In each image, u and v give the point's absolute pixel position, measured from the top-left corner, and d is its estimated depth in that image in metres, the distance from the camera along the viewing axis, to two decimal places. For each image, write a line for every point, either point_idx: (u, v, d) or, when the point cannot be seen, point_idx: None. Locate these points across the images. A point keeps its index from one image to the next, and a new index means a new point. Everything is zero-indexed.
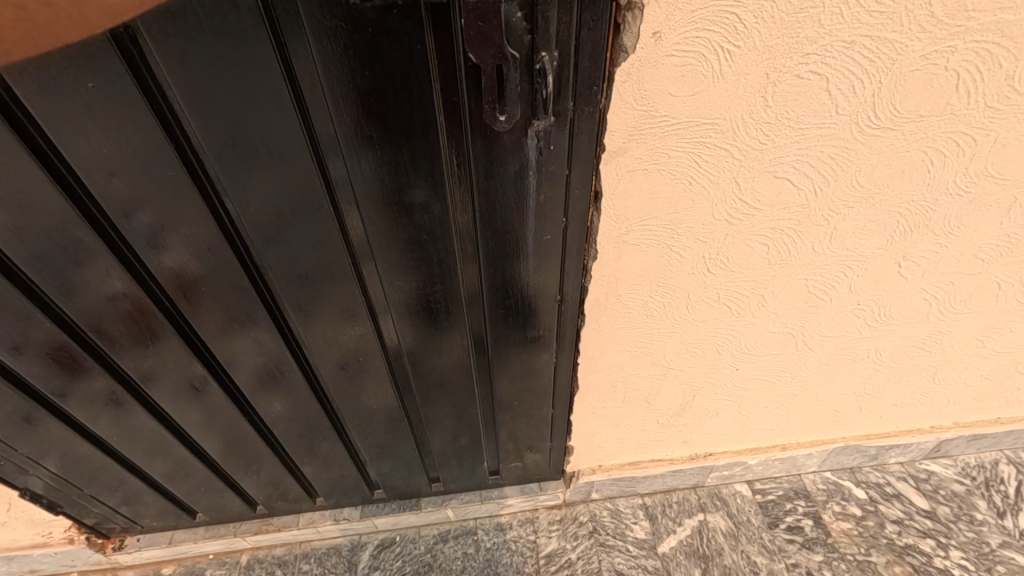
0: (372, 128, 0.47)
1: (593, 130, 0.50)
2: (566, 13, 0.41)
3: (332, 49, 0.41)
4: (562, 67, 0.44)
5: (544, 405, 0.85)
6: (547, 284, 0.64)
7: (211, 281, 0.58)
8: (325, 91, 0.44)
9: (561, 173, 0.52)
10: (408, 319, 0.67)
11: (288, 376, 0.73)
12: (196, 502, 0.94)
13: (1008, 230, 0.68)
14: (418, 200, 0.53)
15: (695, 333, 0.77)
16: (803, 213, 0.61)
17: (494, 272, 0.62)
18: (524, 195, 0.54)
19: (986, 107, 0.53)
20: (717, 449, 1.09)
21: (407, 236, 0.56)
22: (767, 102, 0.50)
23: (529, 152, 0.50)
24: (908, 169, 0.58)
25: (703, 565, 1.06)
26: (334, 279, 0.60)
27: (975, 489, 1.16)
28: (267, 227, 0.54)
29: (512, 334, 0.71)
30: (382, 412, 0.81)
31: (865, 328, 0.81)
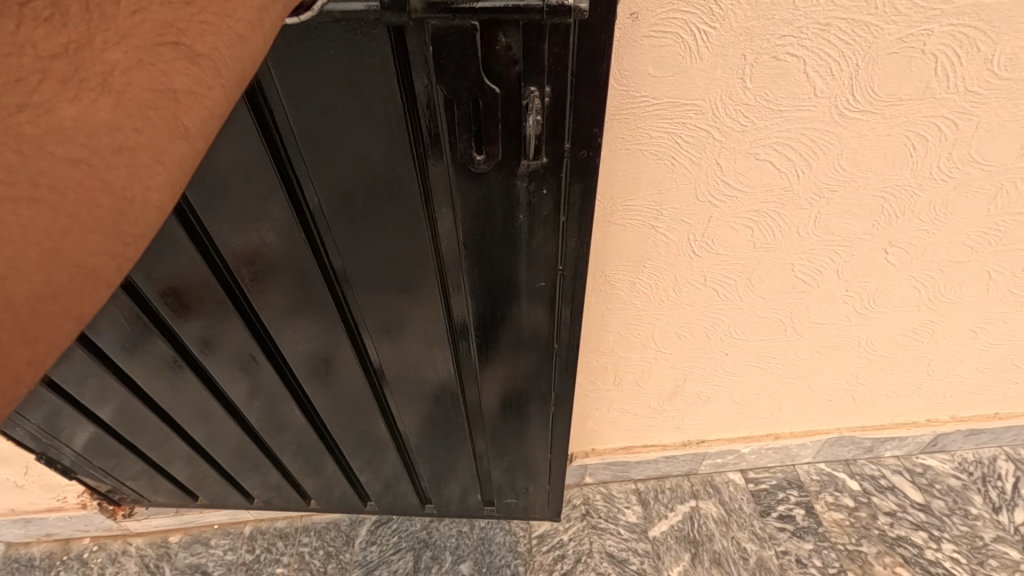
0: (350, 156, 0.46)
1: (587, 173, 0.47)
2: (559, 46, 0.39)
3: (310, 79, 0.41)
4: (555, 106, 0.42)
5: (540, 443, 0.83)
6: (535, 323, 0.62)
7: (192, 297, 0.58)
8: (301, 118, 0.43)
9: (550, 213, 0.50)
10: (393, 350, 0.65)
11: (273, 390, 0.72)
12: (197, 487, 0.96)
13: (995, 218, 0.68)
14: (397, 230, 0.52)
15: (684, 316, 0.79)
16: (787, 196, 0.62)
17: (484, 308, 0.60)
18: (514, 234, 0.52)
19: (967, 91, 0.54)
20: (710, 436, 1.10)
21: (386, 266, 0.55)
22: (745, 83, 0.51)
23: (519, 195, 0.48)
24: (891, 153, 0.59)
25: (693, 549, 1.08)
26: (317, 307, 0.60)
27: (971, 483, 1.16)
28: (245, 249, 0.53)
29: (507, 371, 0.69)
30: (368, 433, 0.80)
31: (854, 316, 0.82)
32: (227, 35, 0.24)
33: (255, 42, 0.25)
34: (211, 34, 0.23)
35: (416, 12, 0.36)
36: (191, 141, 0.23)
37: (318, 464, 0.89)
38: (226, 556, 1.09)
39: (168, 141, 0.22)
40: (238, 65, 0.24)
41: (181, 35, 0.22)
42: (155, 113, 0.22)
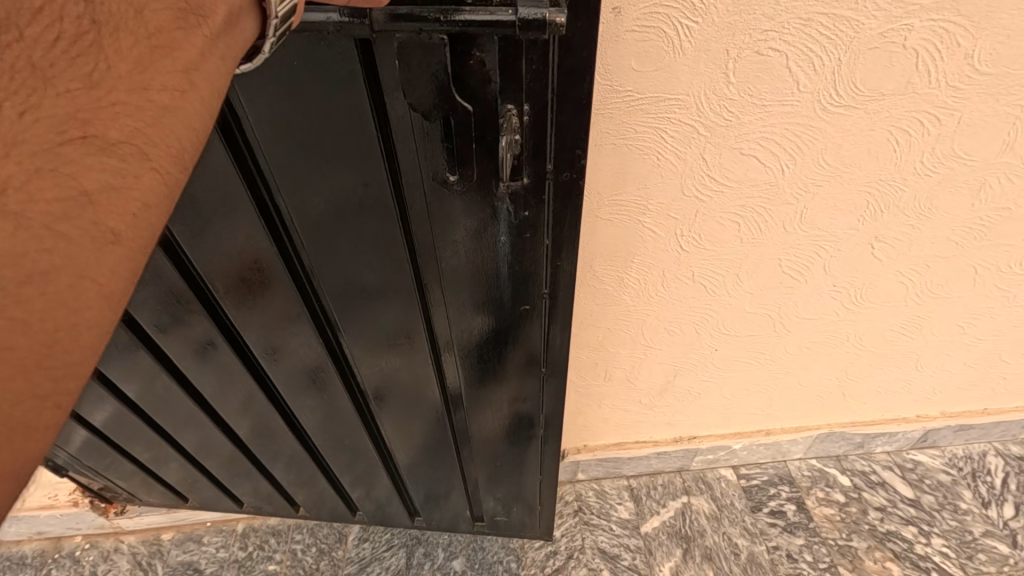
0: (326, 173, 0.45)
1: (569, 191, 0.47)
2: (538, 63, 0.38)
3: (282, 97, 0.41)
4: (535, 126, 0.41)
5: (528, 461, 0.82)
6: (519, 340, 0.61)
7: (168, 310, 0.58)
8: (275, 135, 0.43)
9: (532, 233, 0.50)
10: (375, 365, 0.65)
11: (256, 401, 0.72)
12: (187, 489, 0.96)
13: (979, 213, 0.69)
14: (375, 246, 0.51)
15: (673, 311, 0.79)
16: (773, 191, 0.63)
17: (466, 326, 0.60)
18: (495, 254, 0.52)
19: (949, 86, 0.55)
20: (701, 432, 1.11)
21: (365, 282, 0.55)
22: (729, 78, 0.51)
23: (500, 216, 0.48)
24: (874, 148, 0.59)
25: (685, 545, 1.09)
26: (296, 321, 0.59)
27: (961, 479, 1.17)
28: (221, 264, 0.53)
29: (492, 388, 0.69)
30: (354, 446, 0.80)
31: (842, 311, 0.83)
32: (147, 111, 0.25)
33: (189, 108, 0.26)
34: (132, 117, 0.25)
35: (380, 25, 0.35)
36: (122, 243, 0.25)
37: (303, 473, 0.88)
38: (219, 553, 1.09)
39: (96, 246, 0.24)
40: (168, 144, 0.26)
41: (98, 127, 0.24)
42: (76, 221, 0.24)
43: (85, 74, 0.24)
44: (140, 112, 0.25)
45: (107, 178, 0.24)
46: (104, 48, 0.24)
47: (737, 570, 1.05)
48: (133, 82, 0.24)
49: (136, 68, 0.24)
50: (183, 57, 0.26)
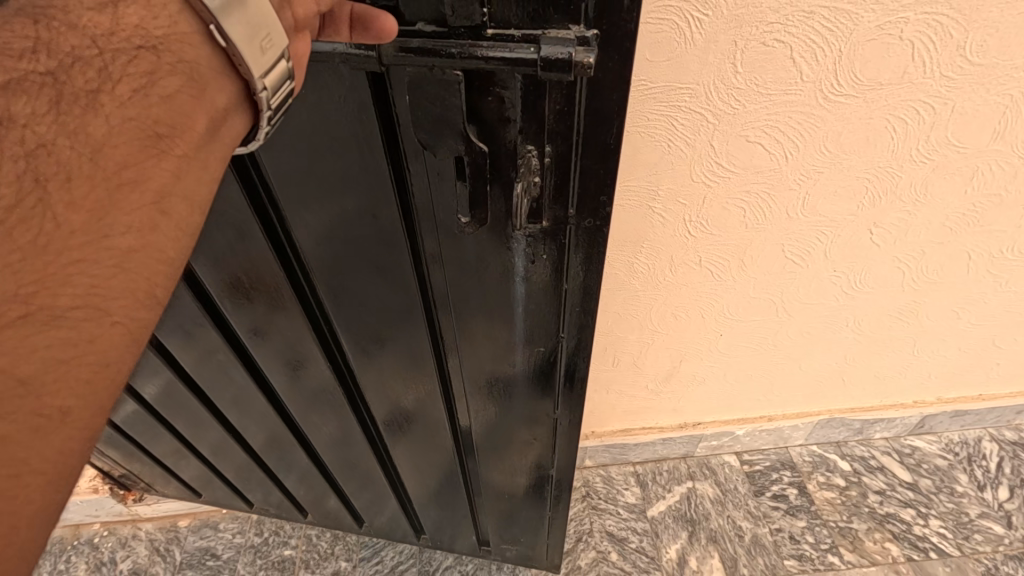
0: (339, 210, 0.47)
1: (585, 238, 0.47)
2: (563, 103, 0.38)
3: (300, 139, 0.43)
4: (555, 167, 0.41)
5: (535, 491, 0.82)
6: (527, 376, 0.62)
7: (187, 321, 0.61)
8: (293, 174, 0.45)
9: (546, 275, 0.50)
10: (384, 387, 0.67)
11: (266, 412, 0.75)
12: (199, 485, 0.99)
13: (972, 199, 0.72)
14: (387, 279, 0.53)
15: (680, 296, 0.82)
16: (776, 177, 0.66)
17: (476, 361, 0.61)
18: (507, 293, 0.53)
19: (942, 76, 0.58)
20: (705, 419, 1.14)
21: (374, 310, 0.57)
22: (737, 68, 0.55)
23: (515, 259, 0.49)
24: (872, 135, 0.63)
25: (690, 528, 1.12)
26: (308, 340, 0.62)
27: (957, 463, 1.20)
28: (237, 281, 0.56)
29: (501, 420, 0.69)
30: (362, 461, 0.82)
31: (842, 296, 0.86)
32: (111, 256, 0.26)
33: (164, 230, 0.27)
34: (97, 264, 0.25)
35: (388, 56, 0.35)
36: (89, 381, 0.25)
37: (310, 484, 0.91)
38: (235, 539, 1.11)
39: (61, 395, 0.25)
40: (129, 294, 0.26)
41: (43, 299, 0.24)
42: (14, 415, 0.23)
43: (31, 235, 0.24)
44: (101, 261, 0.25)
45: (53, 352, 0.24)
46: (53, 205, 0.24)
47: (741, 552, 1.08)
48: (90, 232, 0.25)
49: (102, 205, 0.25)
50: (153, 186, 0.27)
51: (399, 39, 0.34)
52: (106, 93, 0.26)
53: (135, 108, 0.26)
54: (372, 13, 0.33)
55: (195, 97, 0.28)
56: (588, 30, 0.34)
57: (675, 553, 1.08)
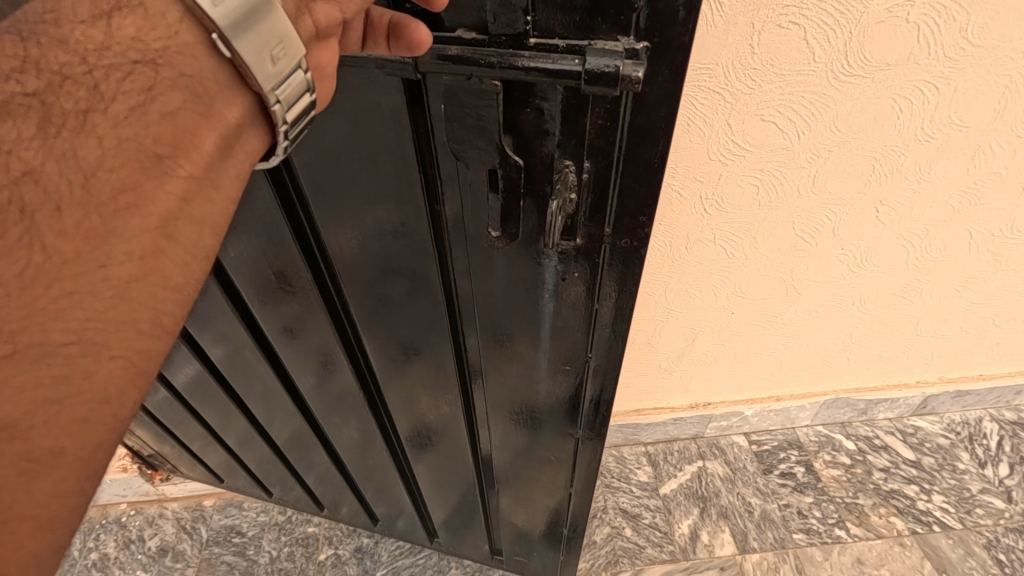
0: (372, 217, 0.49)
1: (620, 258, 0.47)
2: (607, 120, 0.37)
3: (339, 148, 0.44)
4: (593, 184, 0.41)
5: (551, 508, 0.81)
6: (549, 391, 0.62)
7: (219, 315, 0.64)
8: (330, 181, 0.47)
9: (576, 291, 0.50)
10: (407, 393, 0.69)
11: (289, 408, 0.77)
12: (223, 472, 1.02)
13: (973, 178, 0.76)
14: (415, 286, 0.55)
15: (694, 273, 0.86)
16: (788, 156, 0.70)
17: (499, 373, 0.62)
18: (535, 308, 0.53)
19: (945, 58, 0.62)
20: (715, 399, 1.17)
21: (400, 316, 0.58)
22: (754, 49, 0.58)
23: (544, 274, 0.49)
24: (880, 115, 0.67)
25: (701, 504, 1.15)
26: (334, 342, 0.64)
27: (959, 442, 1.24)
28: (269, 280, 0.59)
29: (521, 435, 0.69)
30: (380, 463, 0.84)
31: (849, 274, 0.90)
32: (112, 287, 0.27)
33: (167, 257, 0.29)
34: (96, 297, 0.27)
35: (425, 64, 0.36)
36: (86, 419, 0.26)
37: (328, 480, 0.93)
38: (259, 517, 1.14)
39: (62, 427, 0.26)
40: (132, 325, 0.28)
41: (31, 334, 0.25)
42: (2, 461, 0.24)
43: (18, 268, 0.25)
44: (102, 292, 0.27)
45: (42, 392, 0.25)
46: (45, 230, 0.26)
47: (751, 526, 1.11)
48: (87, 260, 0.26)
49: (101, 229, 0.27)
50: (156, 211, 0.28)
51: (436, 48, 0.35)
52: (100, 112, 0.27)
53: (134, 126, 0.27)
54: (405, 23, 0.34)
55: (199, 113, 0.29)
56: (638, 42, 0.34)
57: (687, 529, 1.11)
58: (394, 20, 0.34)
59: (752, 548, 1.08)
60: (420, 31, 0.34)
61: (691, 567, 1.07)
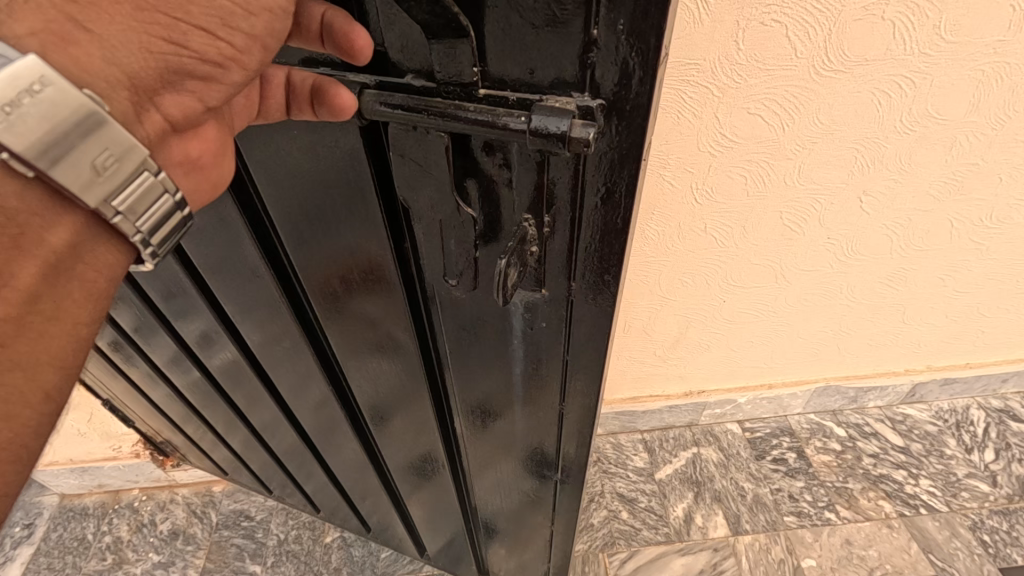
0: (345, 255, 0.48)
1: (591, 312, 0.45)
2: (569, 176, 0.36)
3: (313, 187, 0.44)
4: (555, 238, 0.40)
5: (533, 539, 0.80)
6: (525, 433, 0.61)
7: (209, 332, 0.65)
8: (305, 216, 0.47)
9: (548, 341, 0.49)
10: (387, 422, 0.68)
11: (279, 422, 0.78)
12: (226, 466, 1.04)
13: (952, 168, 0.80)
14: (389, 324, 0.54)
15: (686, 261, 0.89)
16: (775, 147, 0.73)
17: (475, 409, 0.60)
18: (507, 353, 0.52)
19: (921, 53, 0.65)
20: (710, 386, 1.21)
21: (377, 351, 0.58)
22: (739, 46, 0.62)
23: (512, 319, 0.48)
24: (861, 108, 0.70)
25: (696, 489, 1.18)
26: (318, 366, 0.64)
27: (947, 429, 1.27)
28: (251, 306, 0.59)
29: (501, 470, 0.68)
30: (368, 481, 0.84)
31: (837, 263, 0.93)
32: None
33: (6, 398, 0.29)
34: None
35: (371, 110, 0.36)
36: None
37: (319, 488, 0.93)
38: (268, 502, 1.17)
39: None
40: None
41: None
42: None
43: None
44: None
45: None
46: None
47: (744, 509, 1.15)
48: None
49: None
50: None
51: (379, 93, 0.35)
52: None
53: None
54: (329, 88, 0.35)
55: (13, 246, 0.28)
56: (593, 100, 0.32)
57: (682, 512, 1.15)
58: (319, 84, 0.36)
59: (744, 530, 1.12)
60: (341, 95, 0.35)
61: (685, 548, 1.10)
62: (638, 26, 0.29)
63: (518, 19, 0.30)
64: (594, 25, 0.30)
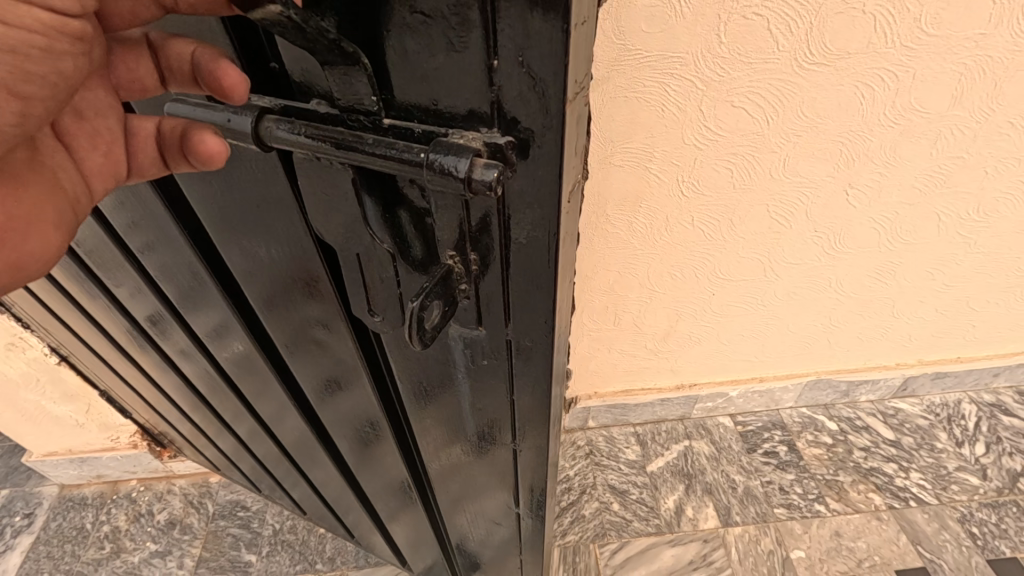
0: (283, 280, 0.46)
1: (532, 356, 0.41)
2: (490, 216, 0.31)
3: (241, 211, 0.41)
4: (483, 281, 0.35)
5: (506, 557, 0.78)
6: (482, 463, 0.58)
7: (180, 339, 0.65)
8: (240, 239, 0.45)
9: (492, 379, 0.45)
10: (352, 439, 0.66)
11: (257, 427, 0.78)
12: (216, 461, 1.06)
13: (938, 161, 0.80)
14: (335, 348, 0.51)
15: (675, 254, 0.90)
16: (760, 140, 0.74)
17: (430, 435, 0.58)
18: (452, 387, 0.48)
19: (903, 46, 0.66)
20: (701, 380, 1.22)
21: (330, 373, 0.56)
22: (721, 39, 0.63)
23: (453, 356, 0.44)
24: (844, 101, 0.71)
25: (687, 481, 1.19)
26: (280, 381, 0.63)
27: (938, 423, 1.28)
28: (213, 318, 0.58)
29: (464, 494, 0.66)
30: (342, 492, 0.83)
31: (825, 256, 0.94)
32: None
33: None
34: None
35: (265, 135, 0.31)
36: None
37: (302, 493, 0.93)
38: None
39: None
40: None
41: None
42: None
43: None
44: None
45: None
46: None
47: (734, 501, 1.16)
48: None
49: None
50: None
51: (281, 118, 0.30)
52: None
53: None
54: (199, 132, 0.33)
55: None
56: (502, 136, 0.28)
57: (672, 503, 1.16)
58: (188, 128, 0.33)
59: (734, 522, 1.13)
60: (205, 141, 0.33)
61: (675, 540, 1.11)
62: (539, 54, 0.25)
63: (415, 45, 0.26)
64: (493, 56, 0.25)
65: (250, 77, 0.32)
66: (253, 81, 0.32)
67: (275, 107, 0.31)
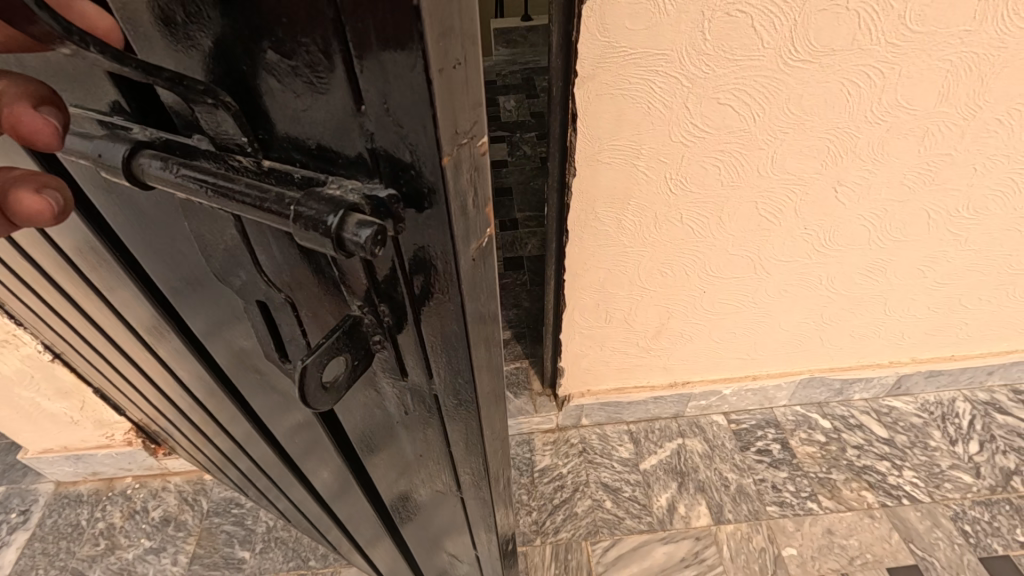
0: (218, 310, 0.43)
1: (463, 412, 0.36)
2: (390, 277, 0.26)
3: (165, 241, 0.39)
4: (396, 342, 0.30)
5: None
6: (436, 497, 0.55)
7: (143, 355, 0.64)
8: (173, 267, 0.42)
9: (429, 426, 0.41)
10: (311, 466, 0.64)
11: (228, 442, 0.76)
12: (205, 461, 1.06)
13: (926, 158, 0.80)
14: (277, 383, 0.48)
15: (664, 252, 0.91)
16: (746, 137, 0.74)
17: (382, 470, 0.55)
18: (392, 428, 0.45)
19: (888, 43, 0.66)
20: (695, 377, 1.22)
21: (278, 403, 0.53)
22: (705, 36, 0.63)
23: (388, 404, 0.41)
24: (830, 98, 0.71)
25: (680, 479, 1.20)
26: (238, 404, 0.61)
27: (932, 421, 1.28)
28: (164, 341, 0.56)
29: (426, 522, 0.63)
30: (312, 512, 0.80)
31: (815, 254, 0.94)
32: None
33: None
34: None
35: (142, 174, 0.24)
36: None
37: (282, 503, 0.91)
38: None
39: None
40: None
41: None
42: None
43: None
44: None
45: None
46: None
47: (727, 499, 1.16)
48: None
49: None
50: None
51: (159, 153, 0.24)
52: None
53: None
54: (19, 184, 0.23)
55: None
56: (387, 191, 0.22)
57: (665, 501, 1.16)
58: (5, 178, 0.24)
59: (726, 520, 1.13)
60: (25, 199, 0.23)
61: (667, 537, 1.11)
62: (407, 100, 0.19)
63: (280, 74, 0.21)
64: (361, 101, 0.20)
65: (131, 103, 0.26)
66: (135, 108, 0.26)
67: (155, 139, 0.25)
